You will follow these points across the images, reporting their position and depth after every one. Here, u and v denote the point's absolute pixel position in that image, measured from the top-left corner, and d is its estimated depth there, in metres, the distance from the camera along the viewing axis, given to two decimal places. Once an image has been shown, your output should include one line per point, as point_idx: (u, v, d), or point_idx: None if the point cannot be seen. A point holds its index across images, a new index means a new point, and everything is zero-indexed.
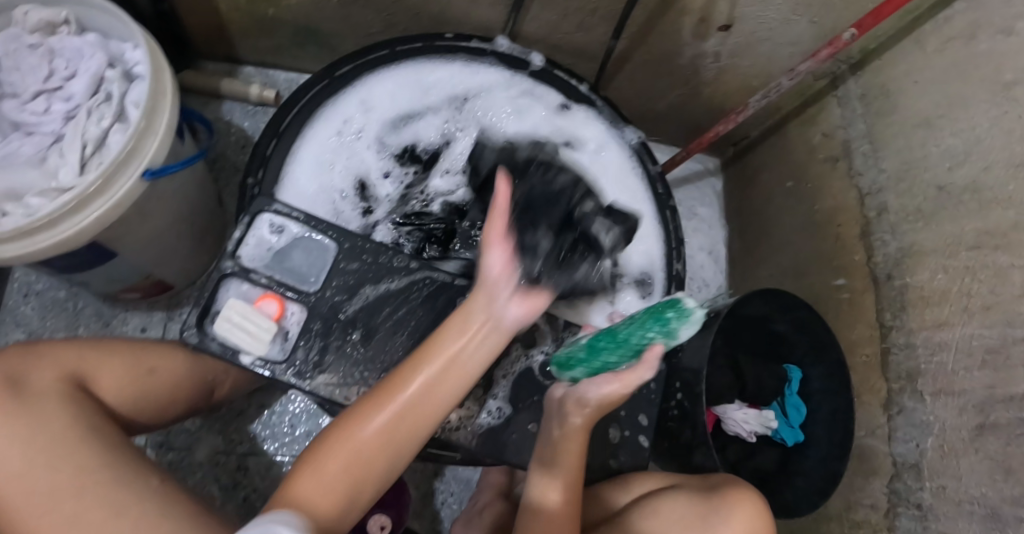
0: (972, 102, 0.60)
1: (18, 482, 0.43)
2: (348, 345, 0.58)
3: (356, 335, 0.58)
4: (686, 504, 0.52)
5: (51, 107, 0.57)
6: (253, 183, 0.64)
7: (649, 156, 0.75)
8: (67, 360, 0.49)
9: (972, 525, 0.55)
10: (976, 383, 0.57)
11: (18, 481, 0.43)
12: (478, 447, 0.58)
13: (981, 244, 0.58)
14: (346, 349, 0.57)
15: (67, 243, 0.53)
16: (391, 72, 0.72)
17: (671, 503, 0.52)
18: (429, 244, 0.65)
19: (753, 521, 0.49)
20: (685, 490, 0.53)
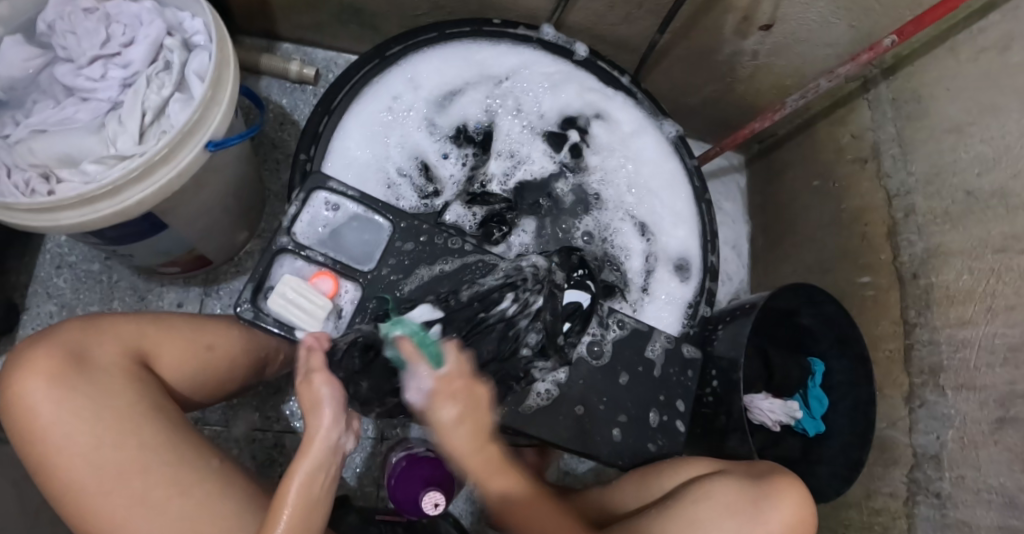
0: (1003, 110, 0.62)
1: (83, 458, 0.41)
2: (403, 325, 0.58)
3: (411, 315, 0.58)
4: (734, 488, 0.56)
5: (108, 74, 0.56)
6: (306, 160, 0.64)
7: (686, 150, 0.76)
8: (129, 334, 0.48)
9: (990, 512, 0.59)
10: (998, 379, 0.60)
11: (84, 459, 0.41)
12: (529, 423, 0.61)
13: (1007, 248, 0.61)
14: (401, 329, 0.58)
15: (126, 212, 0.52)
16: (438, 54, 0.72)
17: (720, 488, 0.56)
18: (494, 223, 0.69)
19: (799, 509, 0.53)
20: (729, 475, 0.57)
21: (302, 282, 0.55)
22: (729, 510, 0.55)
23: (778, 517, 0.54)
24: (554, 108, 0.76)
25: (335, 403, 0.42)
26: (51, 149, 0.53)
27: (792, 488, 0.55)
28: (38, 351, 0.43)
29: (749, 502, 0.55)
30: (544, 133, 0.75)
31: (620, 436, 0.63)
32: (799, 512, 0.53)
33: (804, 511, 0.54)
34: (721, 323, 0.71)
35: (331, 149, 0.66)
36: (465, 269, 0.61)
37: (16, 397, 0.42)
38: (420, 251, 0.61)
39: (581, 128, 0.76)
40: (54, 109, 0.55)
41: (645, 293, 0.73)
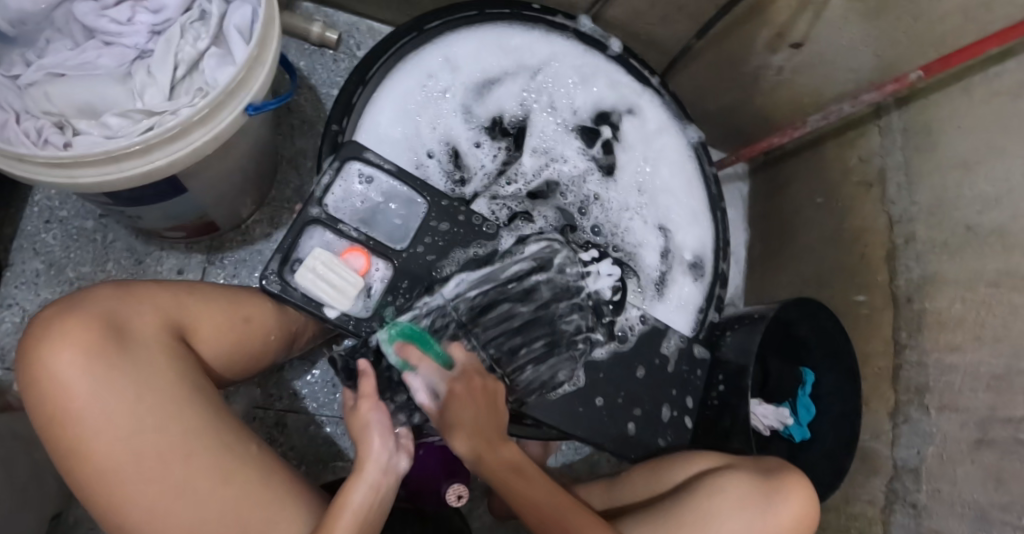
0: (1009, 153, 0.66)
1: (122, 435, 0.40)
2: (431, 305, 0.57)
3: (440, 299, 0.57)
4: (747, 483, 0.59)
5: (136, 17, 0.51)
6: (338, 131, 0.61)
7: (706, 157, 0.77)
8: (166, 306, 0.46)
9: (962, 524, 0.64)
10: (980, 403, 0.65)
11: (122, 439, 0.40)
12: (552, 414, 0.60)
13: (1000, 283, 0.65)
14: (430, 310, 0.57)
15: (156, 173, 0.48)
16: (475, 34, 0.69)
17: (733, 483, 0.59)
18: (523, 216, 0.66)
19: (805, 502, 0.58)
20: (741, 469, 0.61)
21: (333, 257, 0.54)
22: (745, 505, 0.58)
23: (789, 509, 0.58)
24: (589, 101, 0.73)
25: (381, 426, 0.49)
26: (71, 97, 0.49)
27: (798, 483, 0.59)
28: (72, 321, 0.42)
29: (761, 496, 0.59)
30: (576, 128, 0.73)
31: (634, 430, 0.63)
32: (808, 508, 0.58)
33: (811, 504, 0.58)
34: (729, 328, 0.72)
35: (363, 122, 0.63)
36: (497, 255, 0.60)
37: (50, 370, 0.40)
38: (451, 236, 0.59)
39: (612, 124, 0.74)
40: (73, 51, 0.50)
41: (660, 295, 0.73)
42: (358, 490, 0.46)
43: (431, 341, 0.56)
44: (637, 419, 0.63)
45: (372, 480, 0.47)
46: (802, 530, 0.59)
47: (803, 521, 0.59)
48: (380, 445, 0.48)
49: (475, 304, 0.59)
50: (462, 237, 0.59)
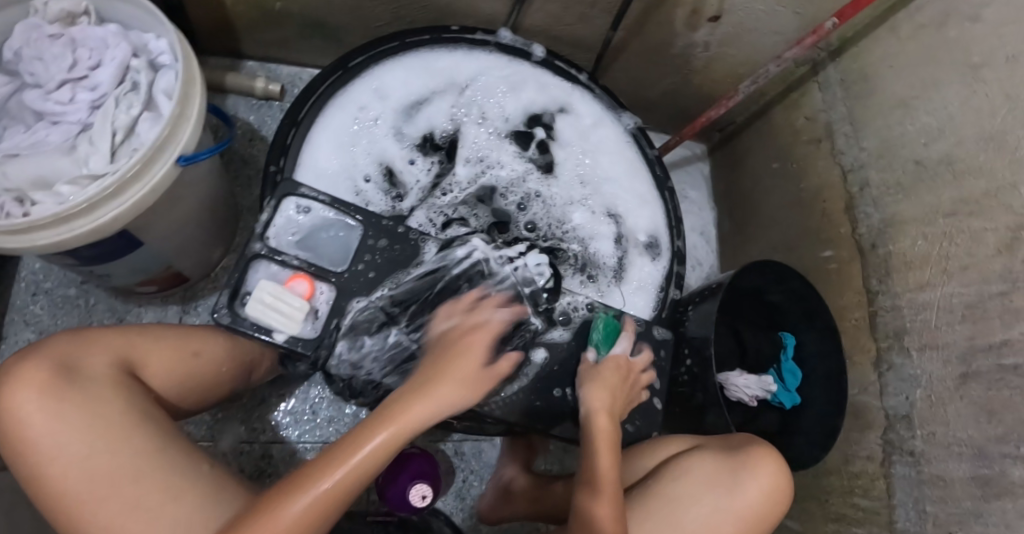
0: (944, 83, 0.66)
1: (81, 462, 0.44)
2: (373, 324, 0.59)
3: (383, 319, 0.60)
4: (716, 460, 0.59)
5: (76, 96, 0.56)
6: (277, 171, 0.65)
7: (646, 140, 0.79)
8: (116, 345, 0.51)
9: (962, 464, 0.61)
10: (958, 335, 0.62)
11: (77, 465, 0.44)
12: (515, 417, 0.60)
13: (957, 212, 0.64)
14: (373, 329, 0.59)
15: (103, 228, 0.53)
16: (401, 62, 0.73)
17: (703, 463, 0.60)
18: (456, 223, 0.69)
19: (777, 475, 0.57)
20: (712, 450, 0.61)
21: (278, 287, 0.56)
22: (711, 478, 0.59)
23: (755, 479, 0.57)
24: (519, 107, 0.76)
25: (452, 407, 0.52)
26: (25, 173, 0.54)
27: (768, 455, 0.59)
28: (28, 365, 0.46)
29: (727, 470, 0.58)
30: (510, 135, 0.75)
31: None
32: (776, 477, 0.57)
33: (780, 473, 0.58)
34: (691, 304, 0.73)
35: (302, 159, 0.66)
36: (421, 266, 0.61)
37: (8, 410, 0.44)
38: (389, 258, 0.61)
39: (546, 124, 0.77)
40: (26, 134, 0.56)
41: (619, 280, 0.73)
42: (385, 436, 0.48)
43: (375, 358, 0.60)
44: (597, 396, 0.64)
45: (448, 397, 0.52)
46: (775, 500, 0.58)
47: (775, 493, 0.57)
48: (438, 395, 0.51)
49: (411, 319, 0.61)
50: (398, 258, 0.61)
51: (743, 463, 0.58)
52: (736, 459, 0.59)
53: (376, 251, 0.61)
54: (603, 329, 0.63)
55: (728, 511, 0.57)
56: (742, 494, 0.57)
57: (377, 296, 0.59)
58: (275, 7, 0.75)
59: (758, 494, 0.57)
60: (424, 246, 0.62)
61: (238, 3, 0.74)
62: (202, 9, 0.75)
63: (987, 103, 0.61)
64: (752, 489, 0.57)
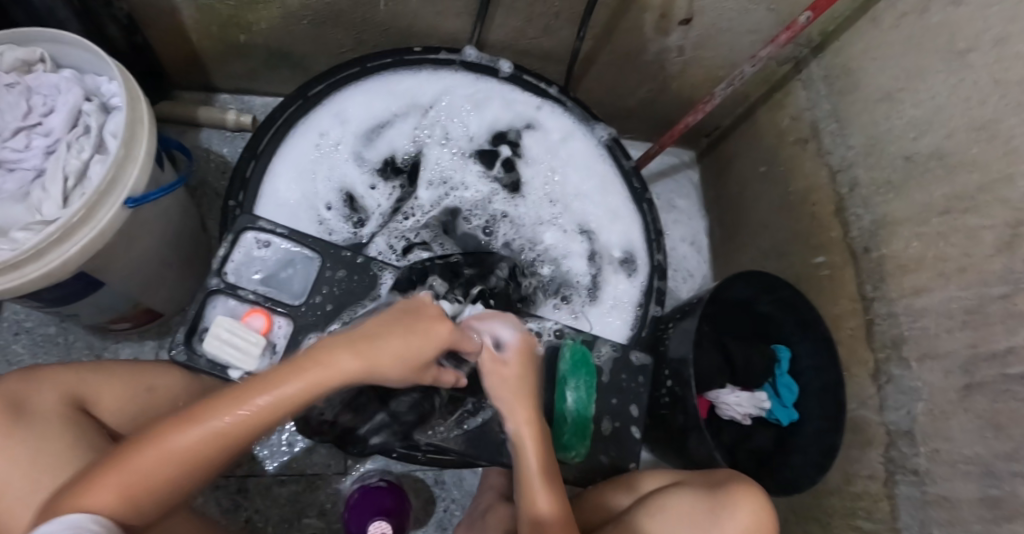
0: (929, 72, 0.62)
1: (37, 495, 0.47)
2: None
3: None
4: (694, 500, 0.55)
5: (32, 143, 0.57)
6: (236, 206, 0.63)
7: (621, 151, 0.75)
8: (68, 382, 0.52)
9: (969, 484, 0.55)
10: (959, 343, 0.57)
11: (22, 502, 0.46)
12: (467, 449, 0.57)
13: (950, 209, 0.59)
14: None
15: (54, 273, 0.53)
16: (363, 87, 0.71)
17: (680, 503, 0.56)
18: (418, 248, 0.68)
19: (759, 516, 0.53)
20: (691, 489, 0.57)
21: (234, 322, 0.56)
22: (689, 519, 0.55)
23: (735, 522, 0.53)
24: (484, 126, 0.75)
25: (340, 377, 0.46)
26: None
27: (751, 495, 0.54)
28: None
29: (705, 512, 0.54)
30: (475, 154, 0.74)
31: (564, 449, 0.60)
32: (759, 519, 0.53)
33: (763, 515, 0.53)
34: (672, 322, 0.69)
35: (262, 192, 0.65)
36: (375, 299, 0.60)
37: None
38: (345, 290, 0.59)
39: (511, 142, 0.75)
40: None
41: (594, 298, 0.71)
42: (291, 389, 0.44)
43: None
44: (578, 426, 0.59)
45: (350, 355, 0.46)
46: None
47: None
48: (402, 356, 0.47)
49: None
50: (356, 291, 0.60)
51: (723, 503, 0.54)
52: (715, 500, 0.54)
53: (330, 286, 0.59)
54: (570, 359, 0.61)
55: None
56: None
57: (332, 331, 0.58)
58: (239, 40, 0.75)
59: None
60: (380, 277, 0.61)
61: (203, 39, 0.75)
62: (170, 46, 0.76)
63: (976, 91, 0.56)
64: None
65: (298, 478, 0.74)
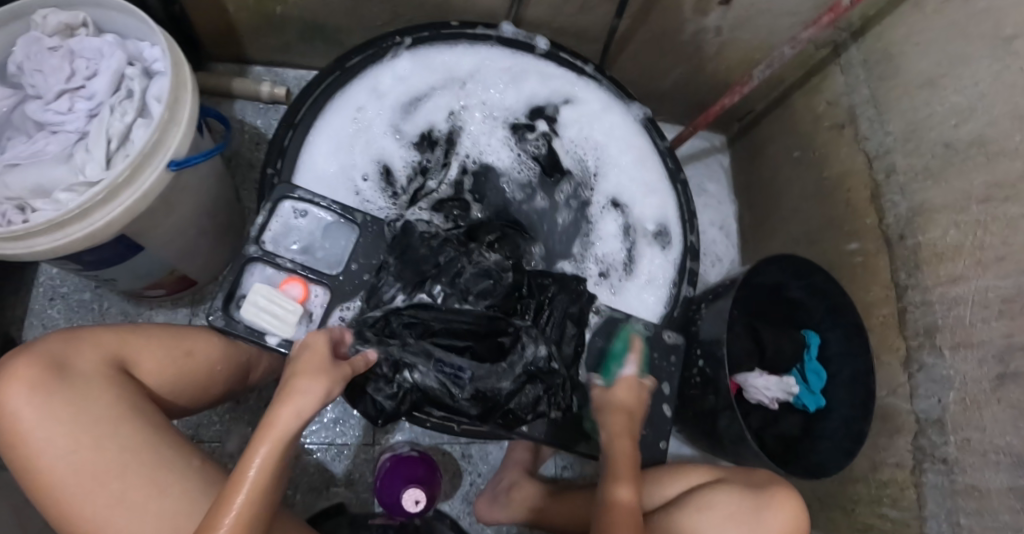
0: (973, 58, 0.61)
1: (68, 460, 0.46)
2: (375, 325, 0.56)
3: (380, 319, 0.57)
4: (738, 499, 0.57)
5: (75, 106, 0.58)
6: (274, 173, 0.65)
7: (655, 131, 0.76)
8: (108, 345, 0.52)
9: (1000, 473, 0.55)
10: (994, 333, 0.57)
11: (66, 462, 0.46)
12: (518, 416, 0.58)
13: (991, 197, 0.58)
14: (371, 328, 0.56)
15: (98, 234, 0.54)
16: (401, 60, 0.73)
17: (722, 499, 0.57)
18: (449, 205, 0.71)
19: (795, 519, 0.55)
20: (734, 487, 0.58)
21: (272, 289, 0.57)
22: (731, 518, 0.55)
23: (776, 523, 0.55)
24: (521, 102, 0.75)
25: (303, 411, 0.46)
26: (24, 181, 0.56)
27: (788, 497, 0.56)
28: (22, 362, 0.48)
29: (748, 510, 0.55)
30: (510, 128, 0.75)
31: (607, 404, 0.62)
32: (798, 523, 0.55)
33: (800, 520, 0.55)
34: (704, 303, 0.70)
35: (299, 162, 0.67)
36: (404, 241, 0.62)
37: (5, 409, 0.46)
38: (404, 259, 0.60)
39: (550, 116, 0.76)
40: (26, 143, 0.57)
41: (630, 273, 0.72)
42: (262, 455, 0.44)
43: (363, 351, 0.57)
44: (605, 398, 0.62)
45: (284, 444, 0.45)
46: None
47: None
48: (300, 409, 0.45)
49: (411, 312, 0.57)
50: (421, 260, 0.61)
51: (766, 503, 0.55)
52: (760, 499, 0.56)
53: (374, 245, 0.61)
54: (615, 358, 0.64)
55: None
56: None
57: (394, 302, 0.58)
58: (275, 11, 0.75)
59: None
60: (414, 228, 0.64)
61: (240, 10, 0.75)
62: (206, 18, 0.76)
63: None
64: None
65: (327, 447, 0.75)
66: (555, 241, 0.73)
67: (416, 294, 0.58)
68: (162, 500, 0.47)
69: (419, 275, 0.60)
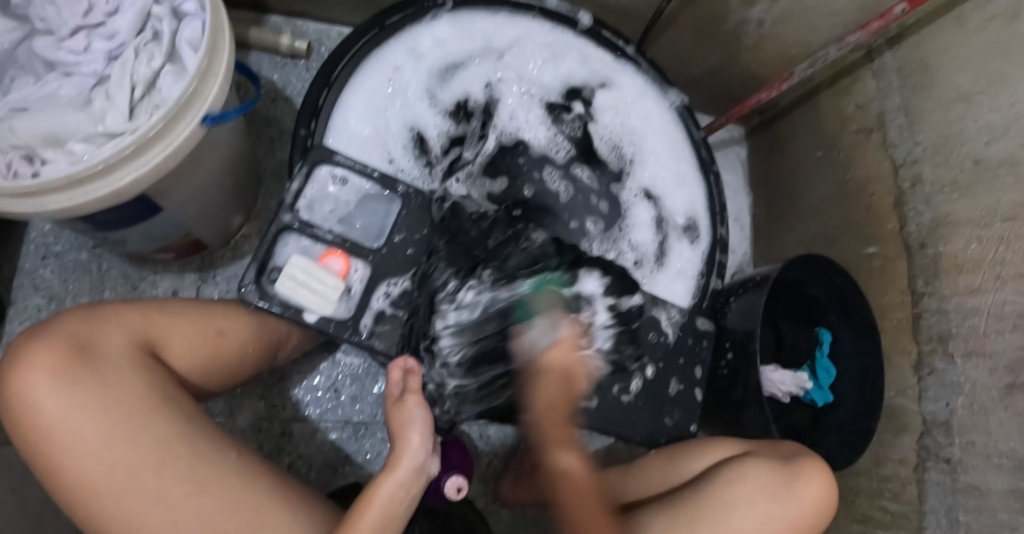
0: (1012, 79, 0.62)
1: (97, 456, 0.42)
2: (426, 321, 0.55)
3: (441, 306, 0.54)
4: (765, 470, 0.59)
5: (92, 46, 0.53)
6: (307, 135, 0.61)
7: (692, 120, 0.75)
8: (135, 324, 0.49)
9: (1001, 476, 0.59)
10: (1007, 345, 0.60)
11: (94, 457, 0.42)
12: (596, 418, 0.62)
13: (1016, 217, 0.60)
14: (424, 319, 0.55)
15: (120, 193, 0.49)
16: (439, 23, 0.68)
17: (752, 471, 0.59)
18: (488, 181, 0.67)
19: (825, 490, 0.57)
20: (761, 458, 0.60)
21: (312, 263, 0.54)
22: (760, 491, 0.58)
23: (809, 495, 0.57)
24: (559, 78, 0.72)
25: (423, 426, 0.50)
26: (34, 127, 0.49)
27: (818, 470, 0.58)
28: (42, 344, 0.44)
29: (779, 481, 0.58)
30: (547, 105, 0.72)
31: (639, 388, 0.64)
32: (829, 490, 0.58)
33: (830, 491, 0.58)
34: (733, 295, 0.70)
35: (332, 123, 0.63)
36: (450, 216, 0.60)
37: (22, 394, 0.42)
38: (454, 241, 0.58)
39: (586, 99, 0.73)
40: (35, 85, 0.52)
41: (660, 264, 0.71)
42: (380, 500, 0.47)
43: (408, 317, 0.57)
44: (644, 378, 0.64)
45: (401, 491, 0.48)
46: (821, 515, 0.58)
47: (823, 507, 0.58)
48: (416, 444, 0.49)
49: (462, 286, 0.55)
50: (471, 243, 0.59)
51: (797, 475, 0.58)
52: (789, 472, 0.58)
53: (419, 213, 0.60)
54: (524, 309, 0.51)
55: (775, 523, 0.57)
56: (794, 508, 0.57)
57: (446, 287, 0.55)
58: None
59: (809, 509, 0.57)
60: (463, 204, 0.61)
61: None
62: None
63: None
64: (802, 504, 0.57)
65: (344, 425, 0.74)
66: (597, 219, 0.70)
67: (467, 280, 0.55)
68: (201, 496, 0.44)
69: (470, 260, 0.57)
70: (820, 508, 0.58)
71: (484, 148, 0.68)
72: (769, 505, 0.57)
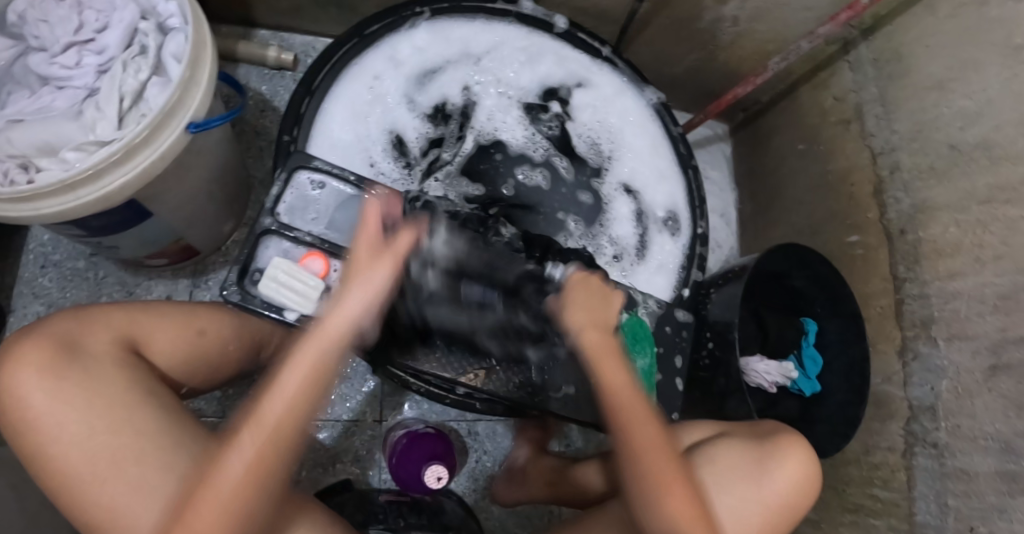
0: (984, 63, 0.62)
1: (82, 447, 0.44)
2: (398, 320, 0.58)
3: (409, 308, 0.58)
4: (742, 450, 0.59)
5: (83, 61, 0.56)
6: (290, 141, 0.63)
7: (670, 116, 0.76)
8: (120, 323, 0.51)
9: (987, 459, 0.58)
10: (988, 327, 0.59)
11: (77, 448, 0.44)
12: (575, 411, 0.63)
13: (993, 198, 0.60)
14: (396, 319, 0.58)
15: (108, 199, 0.51)
16: (417, 31, 0.71)
17: (728, 449, 0.59)
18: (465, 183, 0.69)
19: (803, 467, 0.58)
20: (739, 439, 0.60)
21: (292, 265, 0.56)
22: (736, 468, 0.58)
23: (785, 472, 0.57)
24: (536, 80, 0.74)
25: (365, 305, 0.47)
26: (31, 138, 0.52)
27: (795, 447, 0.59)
28: (29, 343, 0.46)
29: (756, 460, 0.58)
30: (524, 107, 0.74)
31: None
32: (803, 468, 0.58)
33: (808, 470, 0.58)
34: (714, 287, 0.72)
35: (314, 130, 0.65)
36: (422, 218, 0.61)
37: (10, 390, 0.44)
38: None
39: (562, 99, 0.75)
40: (30, 98, 0.55)
41: (642, 258, 0.72)
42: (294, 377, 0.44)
43: None
44: None
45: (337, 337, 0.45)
46: (797, 496, 0.58)
47: (799, 488, 0.58)
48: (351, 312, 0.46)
49: None
50: None
51: (774, 453, 0.58)
52: (767, 451, 0.58)
53: None
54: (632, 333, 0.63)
55: (752, 503, 0.56)
56: (770, 488, 0.57)
57: None
58: None
59: (785, 489, 0.57)
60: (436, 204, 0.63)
61: None
62: None
63: None
64: (779, 483, 0.57)
65: (333, 423, 0.76)
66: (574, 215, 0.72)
67: None
68: (180, 482, 0.45)
69: None
70: (796, 488, 0.58)
71: (463, 149, 0.71)
72: (744, 484, 0.57)
